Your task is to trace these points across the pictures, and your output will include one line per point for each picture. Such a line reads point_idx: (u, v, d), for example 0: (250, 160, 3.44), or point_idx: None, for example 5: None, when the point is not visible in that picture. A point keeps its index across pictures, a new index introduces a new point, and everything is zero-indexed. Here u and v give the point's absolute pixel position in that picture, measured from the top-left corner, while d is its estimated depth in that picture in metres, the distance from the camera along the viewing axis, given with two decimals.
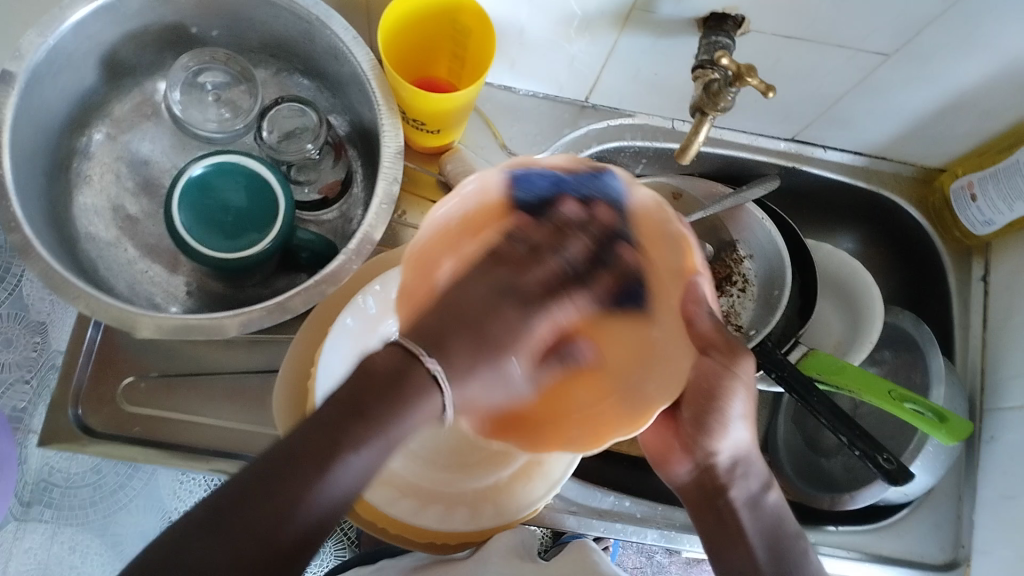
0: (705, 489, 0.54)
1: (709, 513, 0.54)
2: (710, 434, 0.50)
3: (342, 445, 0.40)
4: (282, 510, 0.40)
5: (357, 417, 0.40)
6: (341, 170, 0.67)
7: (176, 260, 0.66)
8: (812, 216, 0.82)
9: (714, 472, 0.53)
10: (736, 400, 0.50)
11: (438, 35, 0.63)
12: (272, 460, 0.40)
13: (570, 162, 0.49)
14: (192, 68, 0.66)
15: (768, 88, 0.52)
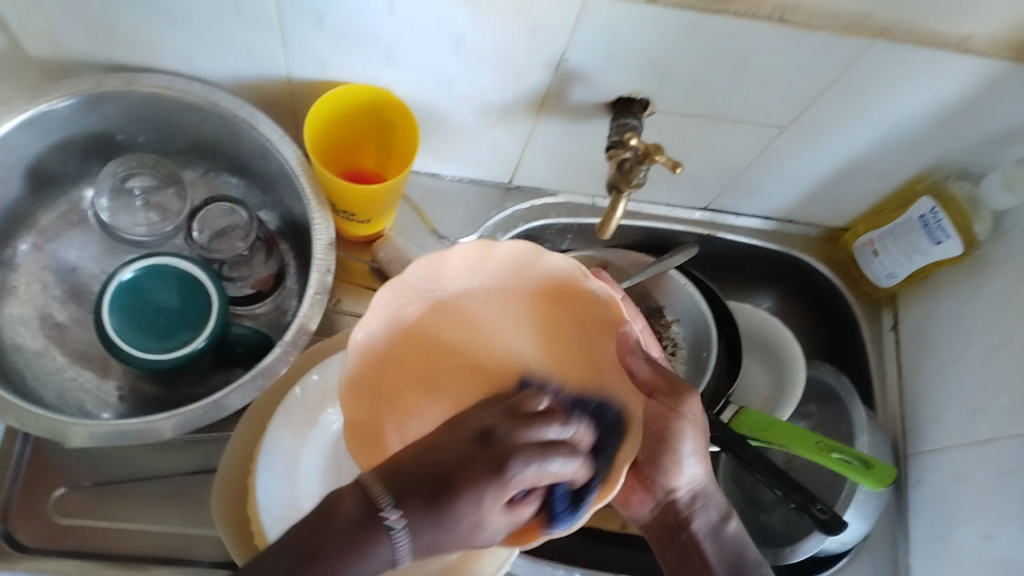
0: (670, 526, 0.59)
1: (674, 548, 0.58)
2: (666, 467, 0.57)
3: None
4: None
5: (305, 575, 0.42)
6: (273, 264, 0.68)
7: (107, 365, 0.65)
8: (732, 279, 0.86)
9: (675, 507, 0.58)
10: (688, 434, 0.55)
11: (363, 130, 0.66)
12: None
13: (534, 253, 0.51)
14: (120, 174, 0.67)
15: (675, 164, 0.55)
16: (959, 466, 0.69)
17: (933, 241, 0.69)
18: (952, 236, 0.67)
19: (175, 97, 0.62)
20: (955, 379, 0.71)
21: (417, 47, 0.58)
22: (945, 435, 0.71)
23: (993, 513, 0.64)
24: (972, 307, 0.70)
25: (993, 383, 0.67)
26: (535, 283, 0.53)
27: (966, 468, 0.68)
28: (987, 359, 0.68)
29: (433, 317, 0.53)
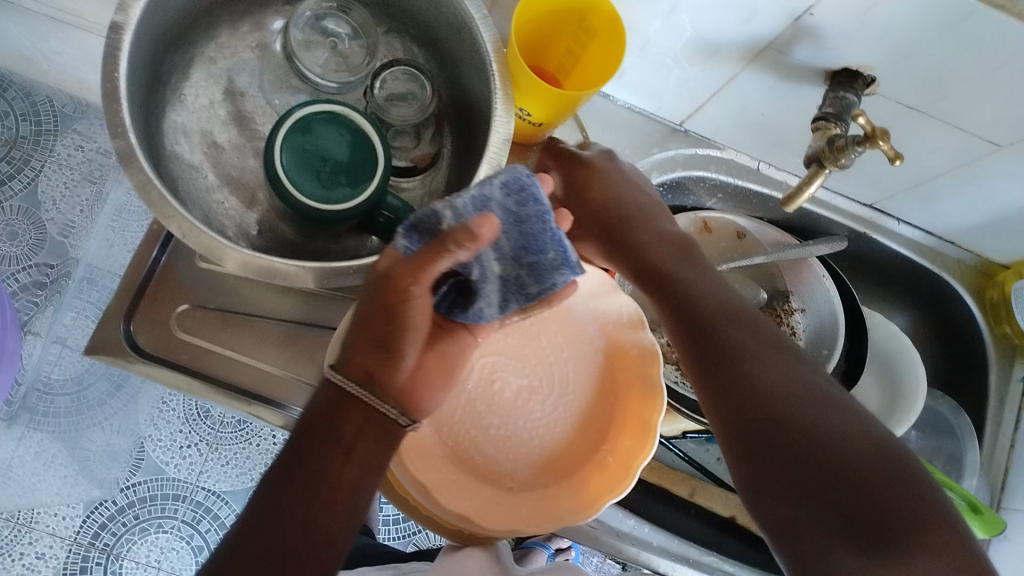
0: (717, 372, 0.55)
1: (708, 344, 0.57)
2: (635, 236, 0.64)
3: (316, 481, 0.48)
4: (290, 547, 0.46)
5: (307, 459, 0.48)
6: (434, 144, 0.67)
7: (254, 197, 0.65)
8: (869, 287, 0.82)
9: (710, 339, 0.57)
10: (614, 200, 0.65)
11: (561, 33, 0.63)
12: (257, 516, 0.47)
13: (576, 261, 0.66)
14: (317, 11, 0.65)
15: (897, 156, 0.54)
16: None
17: None
18: None
19: None
20: None
21: None
22: None
23: None
24: None
25: None
26: (595, 314, 0.67)
27: None
28: None
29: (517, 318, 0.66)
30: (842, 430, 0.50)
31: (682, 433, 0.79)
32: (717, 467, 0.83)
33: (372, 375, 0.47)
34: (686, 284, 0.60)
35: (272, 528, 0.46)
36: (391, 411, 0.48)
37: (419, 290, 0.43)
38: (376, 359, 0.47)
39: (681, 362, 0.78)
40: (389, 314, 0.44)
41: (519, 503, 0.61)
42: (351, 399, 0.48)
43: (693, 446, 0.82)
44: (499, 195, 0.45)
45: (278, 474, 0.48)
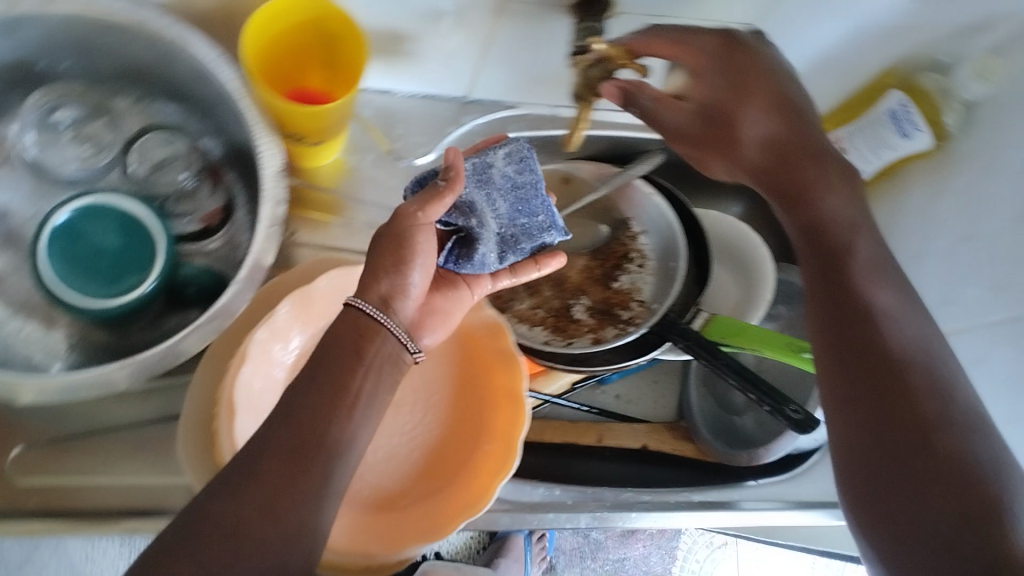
0: (847, 346, 0.51)
1: (851, 327, 0.51)
2: (763, 152, 0.55)
3: (320, 424, 0.45)
4: (286, 481, 0.43)
5: (310, 403, 0.45)
6: (220, 197, 0.64)
7: (51, 315, 0.61)
8: (701, 189, 0.84)
9: (847, 300, 0.52)
10: (751, 117, 0.54)
11: (308, 46, 0.61)
12: (246, 461, 0.43)
13: None
14: (44, 106, 0.61)
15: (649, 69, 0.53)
16: None
17: (902, 135, 0.67)
18: (923, 130, 0.66)
19: (97, 18, 0.55)
20: (926, 275, 0.70)
21: None
22: None
23: None
24: (939, 203, 0.69)
25: (964, 276, 0.66)
26: None
27: None
28: (958, 253, 0.67)
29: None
30: (929, 423, 0.46)
31: (571, 386, 0.81)
32: (617, 405, 0.85)
33: (387, 299, 0.51)
34: (856, 284, 0.52)
35: (275, 486, 0.42)
36: (403, 338, 0.50)
37: (425, 216, 0.51)
38: (382, 287, 0.51)
39: (546, 321, 0.78)
40: (401, 236, 0.51)
41: (417, 515, 0.59)
42: (362, 316, 0.49)
43: (588, 394, 0.84)
44: (501, 162, 0.58)
45: (285, 422, 0.45)
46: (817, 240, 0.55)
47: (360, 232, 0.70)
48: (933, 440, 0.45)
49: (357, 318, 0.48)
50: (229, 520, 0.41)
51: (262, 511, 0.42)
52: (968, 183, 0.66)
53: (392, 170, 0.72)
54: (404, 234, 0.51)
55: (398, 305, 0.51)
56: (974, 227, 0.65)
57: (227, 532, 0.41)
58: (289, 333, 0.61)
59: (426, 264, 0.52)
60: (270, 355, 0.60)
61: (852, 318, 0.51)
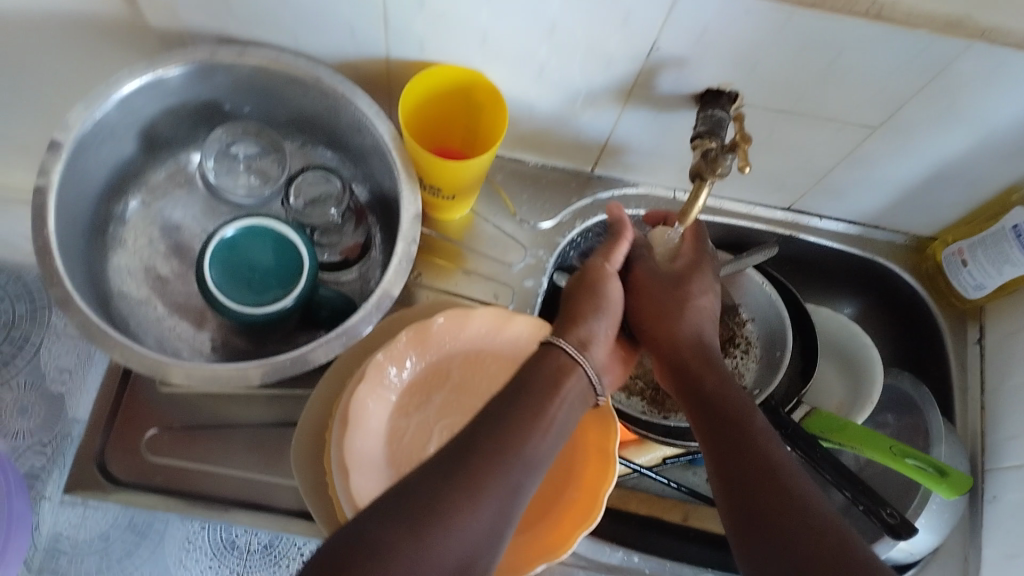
0: (744, 479, 0.53)
1: (752, 476, 0.53)
2: (686, 317, 0.65)
3: (521, 437, 0.52)
4: (489, 475, 0.49)
5: (515, 418, 0.53)
6: (360, 234, 0.72)
7: (202, 317, 0.70)
8: (816, 285, 0.85)
9: (747, 446, 0.55)
10: (697, 299, 0.66)
11: (455, 112, 0.69)
12: (453, 456, 0.50)
13: (505, 315, 0.67)
14: (226, 140, 0.71)
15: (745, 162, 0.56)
16: None
17: None
18: None
19: (279, 70, 0.65)
20: None
21: (511, 31, 0.60)
22: (1022, 455, 0.68)
23: None
24: None
25: None
26: None
27: None
28: None
29: (464, 377, 0.68)
30: (835, 548, 0.48)
31: (662, 461, 0.80)
32: (706, 489, 0.84)
33: (582, 343, 0.61)
34: (770, 446, 0.55)
35: (471, 474, 0.49)
36: (592, 376, 0.59)
37: (610, 267, 0.66)
38: (581, 335, 0.61)
39: (644, 393, 0.80)
40: (593, 286, 0.65)
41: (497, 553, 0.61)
42: (564, 349, 0.59)
43: (678, 472, 0.84)
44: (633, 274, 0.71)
45: (485, 429, 0.52)
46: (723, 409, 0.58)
47: (479, 283, 0.75)
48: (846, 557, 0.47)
49: (557, 355, 0.58)
50: (432, 504, 0.47)
51: (465, 496, 0.48)
52: None
53: (515, 231, 0.78)
54: (596, 284, 0.65)
55: (590, 349, 0.61)
56: None
57: (428, 511, 0.47)
58: (404, 360, 0.66)
59: (609, 315, 0.64)
60: (385, 376, 0.64)
61: (743, 449, 0.55)
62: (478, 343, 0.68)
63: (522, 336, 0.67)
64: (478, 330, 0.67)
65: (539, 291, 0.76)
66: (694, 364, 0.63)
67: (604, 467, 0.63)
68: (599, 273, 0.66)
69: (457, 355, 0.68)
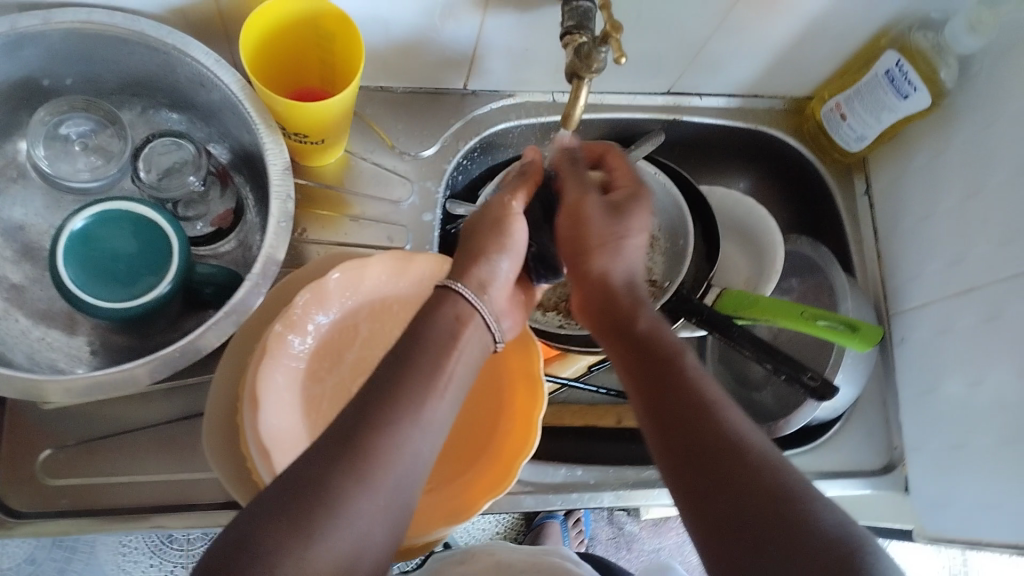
0: (682, 398, 0.48)
1: (685, 413, 0.47)
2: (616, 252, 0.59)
3: (409, 406, 0.46)
4: (381, 450, 0.44)
5: (403, 376, 0.47)
6: (230, 198, 0.66)
7: (73, 321, 0.63)
8: (707, 165, 0.85)
9: (680, 382, 0.49)
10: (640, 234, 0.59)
11: (305, 47, 0.62)
12: (336, 434, 0.44)
13: (405, 256, 0.64)
14: (51, 120, 0.63)
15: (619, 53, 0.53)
16: (943, 318, 0.69)
17: (901, 96, 0.68)
18: (919, 89, 0.66)
19: (95, 31, 0.57)
20: (934, 235, 0.70)
21: None
22: (923, 293, 0.71)
23: (978, 361, 0.65)
24: (945, 161, 0.69)
25: (971, 231, 0.66)
26: None
27: (950, 320, 0.68)
28: (964, 209, 0.67)
29: (373, 329, 0.65)
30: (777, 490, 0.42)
31: (588, 370, 0.80)
32: None
33: (483, 284, 0.54)
34: (700, 385, 0.49)
35: (355, 450, 0.43)
36: (491, 324, 0.52)
37: (519, 206, 0.58)
38: (484, 278, 0.54)
39: (559, 306, 0.79)
40: (503, 223, 0.56)
41: (446, 497, 0.60)
42: (463, 300, 0.51)
43: (606, 376, 0.85)
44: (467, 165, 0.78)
45: (371, 394, 0.46)
46: (651, 345, 0.53)
47: (369, 228, 0.71)
48: (780, 510, 0.42)
49: (453, 303, 0.51)
50: (323, 493, 0.42)
51: (357, 479, 0.42)
52: (972, 137, 0.66)
53: (397, 164, 0.73)
54: (505, 220, 0.56)
55: (490, 292, 0.54)
56: (980, 180, 0.65)
57: (314, 506, 0.41)
58: (305, 327, 0.61)
59: (515, 254, 0.56)
60: (289, 346, 0.60)
61: (676, 385, 0.49)
62: (381, 292, 0.65)
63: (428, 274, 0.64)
64: (380, 278, 0.64)
65: (434, 224, 0.73)
66: (623, 288, 0.57)
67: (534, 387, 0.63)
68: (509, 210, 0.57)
69: (360, 309, 0.65)
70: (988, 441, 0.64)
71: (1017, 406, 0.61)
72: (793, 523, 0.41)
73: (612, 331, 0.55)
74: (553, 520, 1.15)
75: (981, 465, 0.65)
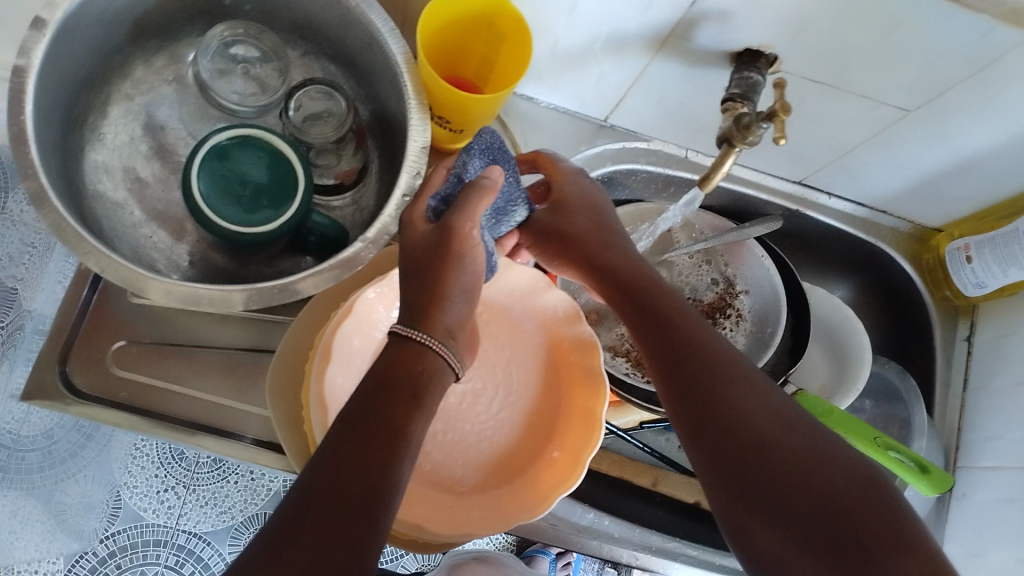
0: (702, 395, 0.50)
1: (710, 409, 0.49)
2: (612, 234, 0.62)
3: (370, 465, 0.43)
4: (337, 531, 0.40)
5: (365, 436, 0.44)
6: (359, 159, 0.68)
7: (182, 229, 0.65)
8: (813, 262, 0.84)
9: (694, 376, 0.51)
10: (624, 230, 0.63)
11: (476, 40, 0.64)
12: (293, 511, 0.41)
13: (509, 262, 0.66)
14: (225, 39, 0.66)
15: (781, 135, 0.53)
16: (1012, 488, 0.66)
17: None
18: None
19: None
20: None
21: None
22: (998, 456, 0.69)
23: None
24: None
25: None
26: (534, 314, 0.69)
27: (1020, 491, 0.65)
28: None
29: None
30: (863, 479, 0.44)
31: (638, 425, 0.81)
32: (676, 453, 0.85)
33: (448, 330, 0.51)
34: (716, 373, 0.50)
35: (307, 528, 0.40)
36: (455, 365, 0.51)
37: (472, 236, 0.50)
38: (446, 322, 0.51)
39: (630, 354, 0.79)
40: (451, 255, 0.50)
41: (473, 505, 0.61)
42: (419, 345, 0.49)
43: (651, 436, 0.84)
44: None
45: (325, 458, 0.43)
46: (663, 339, 0.54)
47: None
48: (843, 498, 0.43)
49: (424, 357, 0.49)
50: None
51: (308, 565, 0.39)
52: None
53: None
54: (457, 256, 0.50)
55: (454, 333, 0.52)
56: None
57: None
58: (392, 300, 0.63)
59: (465, 293, 0.52)
60: (372, 313, 0.61)
61: (696, 375, 0.51)
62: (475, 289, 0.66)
63: (530, 283, 0.68)
64: None
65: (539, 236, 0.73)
66: (628, 276, 0.59)
67: (579, 425, 0.63)
68: (470, 239, 0.49)
69: None
70: None
71: None
72: (846, 495, 0.43)
73: (633, 317, 0.57)
74: (542, 557, 1.14)
75: None
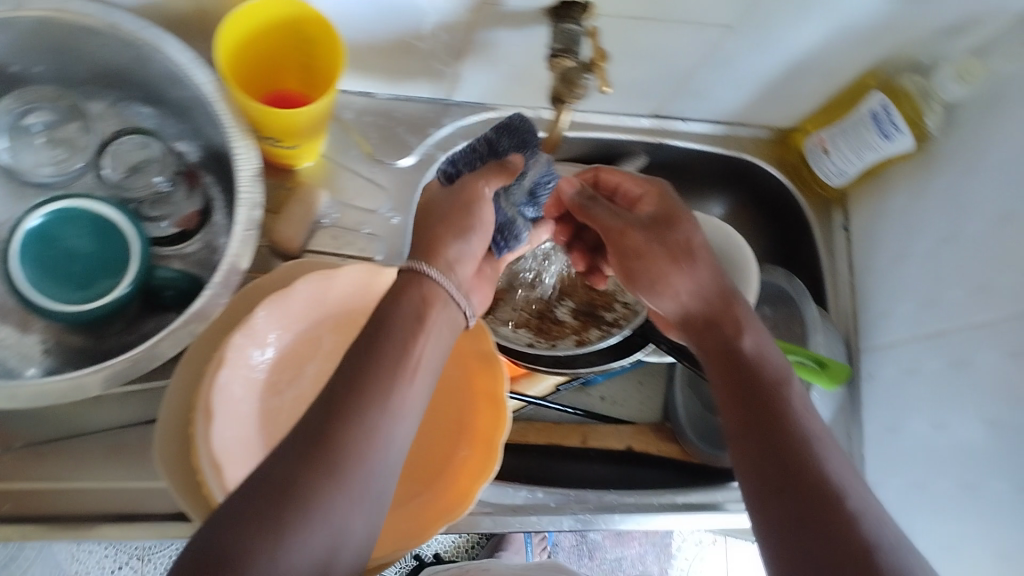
0: (775, 441, 0.48)
1: (774, 461, 0.47)
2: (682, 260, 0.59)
3: (361, 415, 0.43)
4: (317, 486, 0.40)
5: (363, 385, 0.43)
6: (197, 199, 0.65)
7: (26, 318, 0.61)
8: (687, 187, 0.84)
9: (772, 420, 0.49)
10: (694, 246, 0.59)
11: (286, 51, 0.61)
12: (282, 464, 0.41)
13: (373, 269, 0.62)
14: (16, 109, 0.61)
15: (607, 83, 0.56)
16: (911, 359, 0.69)
17: (884, 136, 0.67)
18: (903, 131, 0.66)
19: (70, 23, 0.55)
20: (908, 272, 0.70)
21: None
22: (893, 333, 0.71)
23: (945, 404, 0.64)
24: (922, 203, 0.69)
25: (945, 274, 0.66)
26: None
27: (919, 361, 0.67)
28: (940, 252, 0.66)
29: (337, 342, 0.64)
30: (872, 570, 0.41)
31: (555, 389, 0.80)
32: (600, 405, 0.85)
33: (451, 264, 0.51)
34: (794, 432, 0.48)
35: (287, 483, 0.40)
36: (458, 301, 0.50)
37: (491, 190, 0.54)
38: (452, 256, 0.51)
39: (529, 322, 0.78)
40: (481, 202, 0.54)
41: (397, 520, 0.59)
42: (430, 280, 0.49)
43: (572, 395, 0.84)
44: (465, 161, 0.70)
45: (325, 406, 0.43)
46: (744, 378, 0.52)
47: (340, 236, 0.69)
48: None
49: (421, 286, 0.48)
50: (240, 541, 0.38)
51: (285, 521, 0.39)
52: (953, 182, 0.66)
53: (374, 171, 0.72)
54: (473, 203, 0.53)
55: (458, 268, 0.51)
56: (958, 226, 0.65)
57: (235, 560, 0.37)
58: (263, 338, 0.59)
59: (482, 232, 0.54)
60: (247, 358, 0.58)
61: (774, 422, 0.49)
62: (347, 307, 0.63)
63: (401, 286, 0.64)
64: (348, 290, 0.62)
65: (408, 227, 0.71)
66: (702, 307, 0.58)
67: (485, 416, 0.62)
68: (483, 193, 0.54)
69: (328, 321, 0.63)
70: (952, 485, 0.64)
71: (982, 450, 0.61)
72: None
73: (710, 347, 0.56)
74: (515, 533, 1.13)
75: (942, 506, 0.65)
